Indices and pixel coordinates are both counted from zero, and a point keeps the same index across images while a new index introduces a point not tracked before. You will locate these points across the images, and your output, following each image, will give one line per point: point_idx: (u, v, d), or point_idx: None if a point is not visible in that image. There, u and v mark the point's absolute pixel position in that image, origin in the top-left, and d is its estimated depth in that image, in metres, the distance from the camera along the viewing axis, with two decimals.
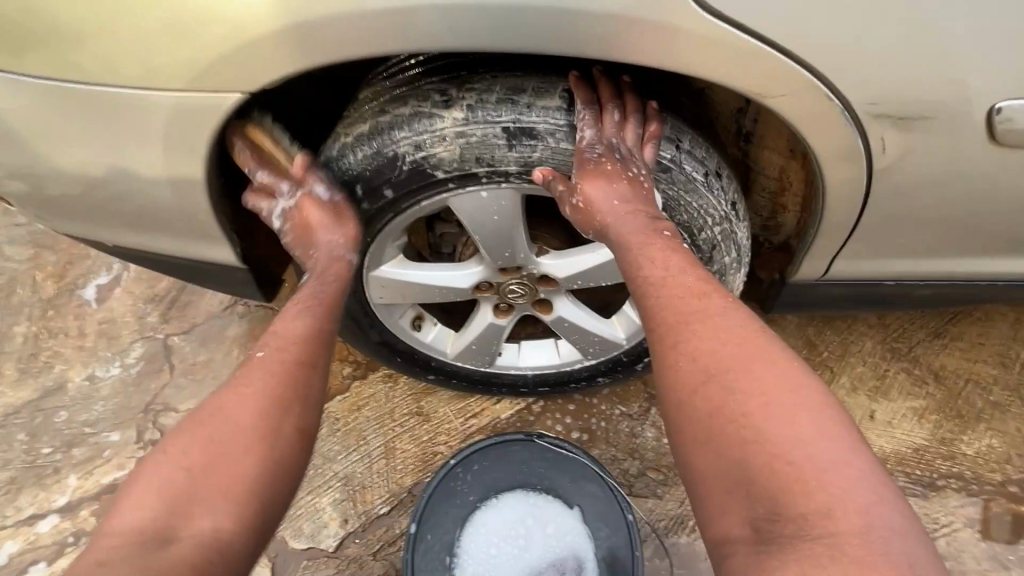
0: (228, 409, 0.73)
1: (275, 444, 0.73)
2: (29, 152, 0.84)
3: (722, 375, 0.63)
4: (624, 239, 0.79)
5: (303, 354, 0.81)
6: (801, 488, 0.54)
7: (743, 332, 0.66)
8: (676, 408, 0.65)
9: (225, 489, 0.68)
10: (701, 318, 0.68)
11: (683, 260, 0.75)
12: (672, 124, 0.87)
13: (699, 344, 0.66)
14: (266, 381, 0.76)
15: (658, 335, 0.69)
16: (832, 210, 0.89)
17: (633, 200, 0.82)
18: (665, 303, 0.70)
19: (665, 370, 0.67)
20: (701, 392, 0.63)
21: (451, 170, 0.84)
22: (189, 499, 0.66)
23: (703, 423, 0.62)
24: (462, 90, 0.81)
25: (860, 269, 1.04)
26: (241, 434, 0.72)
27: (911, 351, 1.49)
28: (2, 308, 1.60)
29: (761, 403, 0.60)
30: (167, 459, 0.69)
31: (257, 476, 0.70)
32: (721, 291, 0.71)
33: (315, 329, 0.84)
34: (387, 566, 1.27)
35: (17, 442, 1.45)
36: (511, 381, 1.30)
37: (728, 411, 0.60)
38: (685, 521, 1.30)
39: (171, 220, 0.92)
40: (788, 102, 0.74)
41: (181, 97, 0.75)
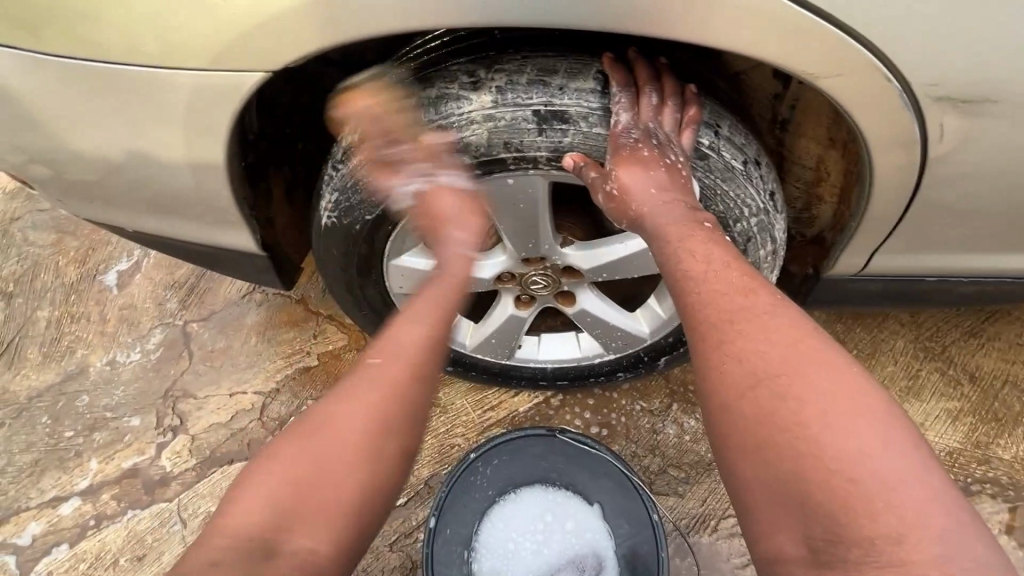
0: (340, 421, 0.69)
1: (379, 467, 0.68)
2: (50, 134, 0.83)
3: (771, 380, 0.59)
4: (661, 232, 0.75)
5: (415, 368, 0.73)
6: (862, 507, 0.51)
7: (794, 332, 0.62)
8: (720, 413, 0.62)
9: (332, 506, 0.66)
10: (745, 316, 0.64)
11: (724, 255, 0.71)
12: (710, 108, 0.83)
13: (741, 344, 0.63)
14: (376, 400, 0.70)
15: (698, 334, 0.66)
16: (875, 203, 0.85)
17: (672, 189, 0.78)
18: (708, 300, 0.67)
19: (708, 372, 0.64)
20: (748, 398, 0.60)
21: (476, 156, 0.81)
22: (291, 512, 0.65)
23: (751, 432, 0.59)
24: (491, 71, 0.78)
25: (900, 264, 1.00)
26: (350, 449, 0.68)
27: (945, 350, 1.44)
28: (26, 293, 1.61)
29: (815, 411, 0.56)
30: (281, 464, 0.67)
31: (362, 493, 0.67)
32: (767, 288, 0.67)
33: (432, 347, 0.75)
34: (403, 557, 1.26)
35: (40, 425, 1.46)
36: (531, 374, 1.27)
37: (779, 418, 0.57)
38: (707, 520, 1.27)
39: (191, 205, 0.91)
40: (840, 83, 0.70)
41: (201, 77, 0.73)
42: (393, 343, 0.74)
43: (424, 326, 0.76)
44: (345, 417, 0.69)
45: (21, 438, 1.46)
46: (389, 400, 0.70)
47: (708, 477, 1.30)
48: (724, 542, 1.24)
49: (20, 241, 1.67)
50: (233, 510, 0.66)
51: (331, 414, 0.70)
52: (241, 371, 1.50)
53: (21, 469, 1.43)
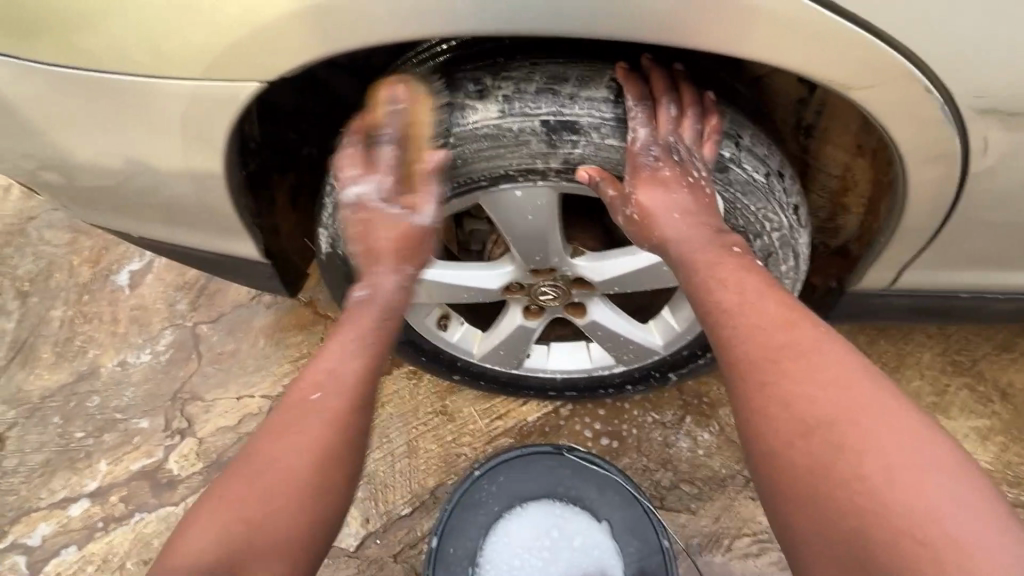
0: (281, 462, 0.64)
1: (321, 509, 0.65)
2: (54, 143, 0.82)
3: (824, 427, 0.55)
4: (686, 257, 0.72)
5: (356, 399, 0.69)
6: (936, 574, 0.46)
7: (846, 372, 0.57)
8: (768, 460, 0.58)
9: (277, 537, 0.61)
10: (790, 355, 0.60)
11: (761, 285, 0.66)
12: (731, 117, 0.78)
13: (787, 386, 0.58)
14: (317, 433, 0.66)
15: (739, 374, 0.62)
16: (908, 218, 0.80)
17: (695, 210, 0.74)
18: (748, 338, 0.62)
19: (752, 415, 0.60)
20: (799, 447, 0.56)
21: (484, 168, 0.79)
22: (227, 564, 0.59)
23: (806, 485, 0.55)
24: (498, 79, 0.74)
25: (931, 279, 0.94)
26: (295, 487, 0.64)
27: (975, 366, 1.37)
28: (40, 292, 1.62)
29: (876, 462, 0.52)
30: (217, 513, 0.62)
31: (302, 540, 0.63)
32: (810, 318, 0.63)
33: (370, 374, 0.71)
34: (408, 568, 1.24)
35: (52, 426, 1.47)
36: (540, 384, 1.24)
37: (835, 470, 0.53)
38: (720, 538, 1.22)
39: (192, 213, 0.89)
40: (875, 95, 0.65)
41: (198, 86, 0.70)
42: (329, 376, 0.69)
43: (362, 354, 0.71)
44: (287, 456, 0.65)
45: (33, 437, 1.47)
46: (332, 436, 0.66)
47: (722, 494, 1.26)
48: (737, 562, 1.20)
49: (35, 240, 1.69)
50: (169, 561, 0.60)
51: (266, 459, 0.64)
52: (249, 375, 1.49)
53: (32, 469, 1.44)
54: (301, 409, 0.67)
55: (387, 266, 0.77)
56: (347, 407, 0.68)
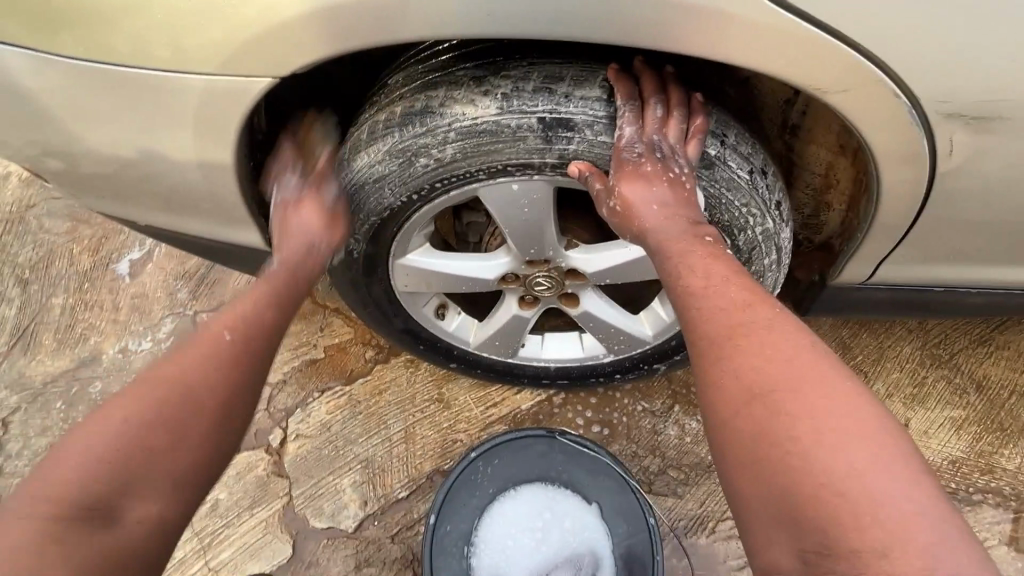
0: (190, 387, 0.67)
1: (222, 433, 0.68)
2: (68, 133, 0.85)
3: (766, 395, 0.58)
4: (663, 246, 0.75)
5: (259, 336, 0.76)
6: (853, 523, 0.50)
7: (789, 348, 0.61)
8: (719, 428, 0.61)
9: (181, 459, 0.64)
10: (746, 331, 0.63)
11: (727, 271, 0.70)
12: (717, 117, 0.82)
13: (738, 360, 0.61)
14: (222, 359, 0.71)
15: (699, 349, 0.65)
16: (882, 215, 0.85)
17: (674, 205, 0.78)
18: (708, 319, 0.66)
19: (706, 385, 0.63)
20: (744, 415, 0.59)
21: (481, 163, 0.82)
22: (119, 478, 0.61)
23: (746, 449, 0.58)
24: (497, 77, 0.78)
25: (907, 274, 0.99)
26: (196, 407, 0.67)
27: (952, 359, 1.42)
28: (40, 280, 1.64)
29: (809, 426, 0.55)
30: (109, 431, 0.62)
31: (203, 462, 0.66)
32: (767, 301, 0.66)
33: (281, 320, 0.80)
34: (404, 549, 1.28)
35: (55, 411, 1.50)
36: (533, 373, 1.28)
37: (772, 434, 0.56)
38: (705, 521, 1.27)
39: (199, 203, 0.92)
40: (851, 98, 0.70)
41: (208, 81, 0.74)
42: (242, 314, 0.77)
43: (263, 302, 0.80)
44: (194, 386, 0.68)
45: (36, 421, 1.49)
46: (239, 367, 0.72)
47: (708, 479, 1.31)
48: (721, 544, 1.25)
49: (35, 228, 1.71)
50: (51, 477, 0.59)
51: (170, 381, 0.67)
52: None
53: (36, 453, 1.46)
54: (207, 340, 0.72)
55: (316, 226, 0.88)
56: (256, 342, 0.75)
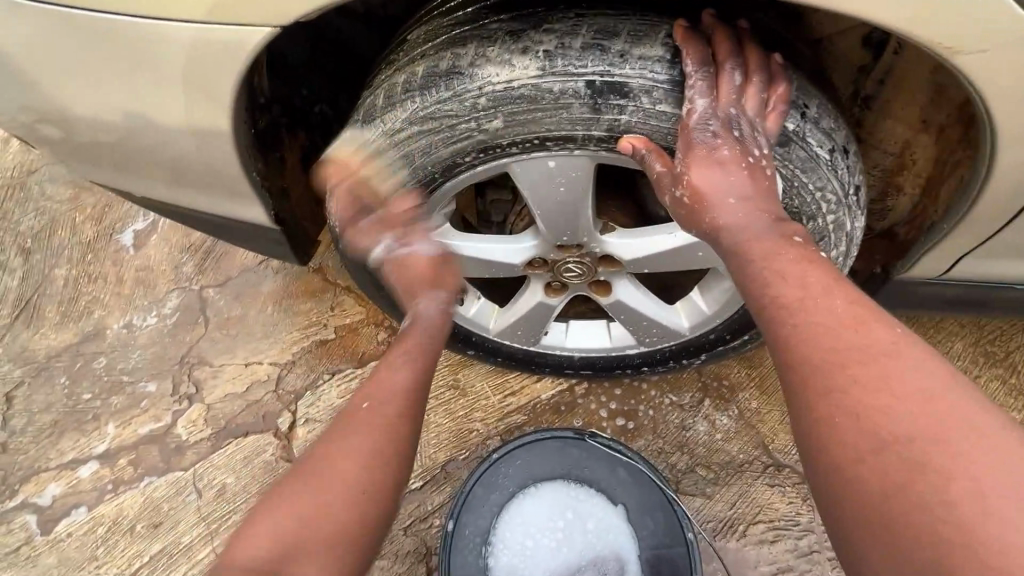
0: (340, 475, 0.62)
1: (377, 504, 0.63)
2: (49, 91, 0.75)
3: (898, 442, 0.48)
4: (743, 249, 0.63)
5: (409, 405, 0.69)
6: None
7: (924, 383, 0.50)
8: (833, 477, 0.51)
9: (343, 532, 0.60)
10: (859, 357, 0.53)
11: (827, 278, 0.59)
12: (797, 84, 0.70)
13: (853, 396, 0.51)
14: (372, 428, 0.66)
15: (798, 378, 0.55)
16: (984, 201, 0.73)
17: (754, 197, 0.66)
18: (809, 340, 0.55)
19: (812, 424, 0.53)
20: (868, 464, 0.48)
21: (517, 135, 0.71)
22: (287, 552, 0.58)
23: (875, 508, 0.47)
24: (539, 33, 0.67)
25: (987, 268, 0.88)
26: (350, 483, 0.62)
27: (1008, 357, 1.31)
28: (42, 250, 1.58)
29: (963, 486, 0.44)
30: (277, 509, 0.60)
31: (362, 532, 0.62)
32: (883, 319, 0.55)
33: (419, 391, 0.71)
34: (418, 543, 1.22)
35: (58, 386, 1.44)
36: (556, 362, 1.19)
37: (914, 493, 0.45)
38: (736, 524, 1.20)
39: (197, 175, 0.83)
40: (983, 61, 0.58)
41: (199, 31, 0.63)
42: (388, 383, 0.70)
43: (409, 362, 0.73)
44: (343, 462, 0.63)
45: (40, 397, 1.44)
46: (389, 434, 0.66)
47: (739, 479, 1.23)
48: (752, 549, 1.18)
49: (37, 195, 1.63)
50: (232, 562, 0.57)
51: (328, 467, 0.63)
52: (257, 341, 1.45)
53: (41, 429, 1.41)
54: (356, 413, 0.67)
55: (421, 293, 0.79)
56: (405, 409, 0.68)
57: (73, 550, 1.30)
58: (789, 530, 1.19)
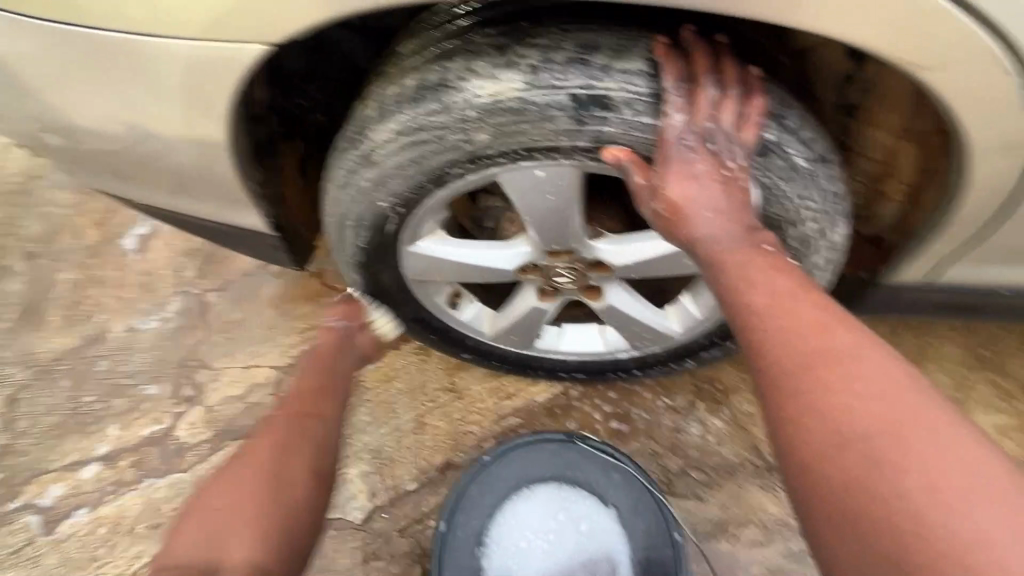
0: (243, 474, 0.86)
1: (287, 487, 0.85)
2: (52, 103, 0.77)
3: (858, 440, 0.49)
4: (716, 258, 0.66)
5: (307, 408, 0.95)
6: None
7: (886, 383, 0.51)
8: (799, 473, 0.53)
9: (250, 521, 0.80)
10: (824, 359, 0.54)
11: (793, 286, 0.61)
12: (778, 95, 0.71)
13: (818, 396, 0.53)
14: (285, 430, 0.92)
15: (768, 382, 0.57)
16: (964, 209, 0.75)
17: (730, 209, 0.68)
18: (779, 345, 0.57)
19: (781, 425, 0.55)
20: (830, 460, 0.50)
21: (504, 147, 0.73)
22: (215, 536, 0.78)
23: (841, 504, 0.49)
24: (525, 47, 0.69)
25: (972, 274, 0.89)
26: (259, 470, 0.86)
27: (1000, 361, 1.32)
28: (47, 254, 1.60)
29: (919, 480, 0.46)
30: (214, 500, 0.83)
31: (281, 510, 0.83)
32: (850, 323, 0.57)
33: (324, 390, 0.99)
34: (414, 543, 1.24)
35: (61, 389, 1.47)
36: (550, 365, 1.21)
37: (872, 488, 0.47)
38: (727, 526, 1.21)
39: (196, 183, 0.85)
40: (957, 77, 0.60)
41: (194, 47, 0.65)
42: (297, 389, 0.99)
43: (311, 375, 1.01)
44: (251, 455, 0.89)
45: (43, 399, 1.46)
46: (293, 426, 0.92)
47: (731, 482, 1.24)
48: (743, 551, 1.20)
49: (42, 200, 1.66)
50: (176, 548, 0.79)
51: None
52: (256, 344, 1.47)
53: (44, 431, 1.43)
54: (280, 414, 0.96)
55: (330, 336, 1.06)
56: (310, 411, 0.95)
57: (74, 551, 1.32)
58: (779, 533, 1.21)
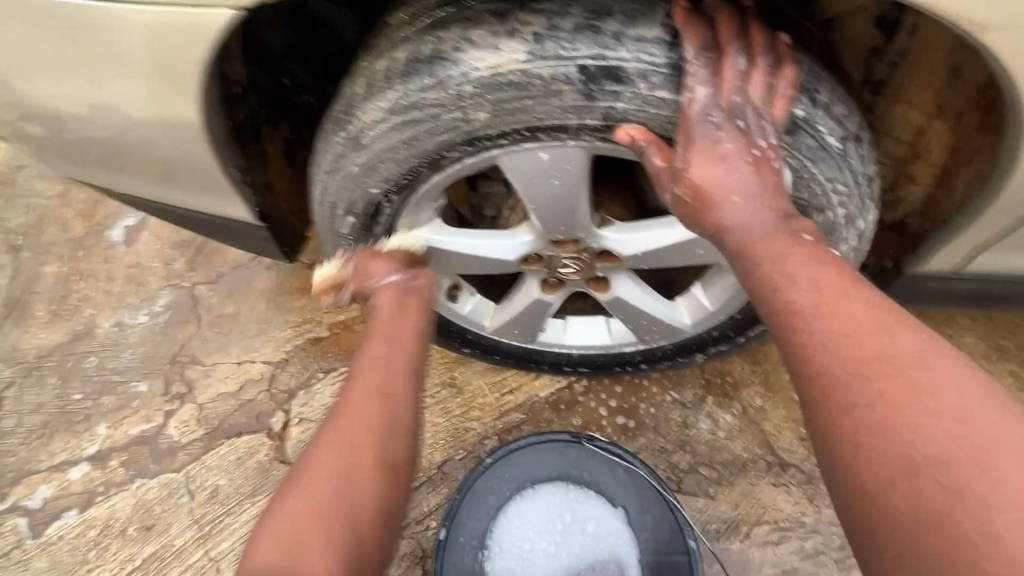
0: (325, 466, 0.63)
1: (367, 482, 0.63)
2: (17, 85, 0.72)
3: (932, 466, 0.44)
4: (746, 249, 0.60)
5: (390, 384, 0.70)
6: None
7: (960, 400, 0.46)
8: (860, 499, 0.47)
9: (352, 523, 0.61)
10: (886, 370, 0.49)
11: (842, 281, 0.55)
12: (807, 66, 0.65)
13: (880, 411, 0.47)
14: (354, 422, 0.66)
15: (818, 392, 0.51)
16: (1007, 192, 0.69)
17: (761, 194, 0.61)
18: (834, 351, 0.51)
19: (835, 441, 0.49)
20: (900, 488, 0.45)
21: (505, 125, 0.67)
22: (303, 537, 0.58)
23: (916, 540, 0.43)
24: (528, 14, 0.63)
25: (1006, 262, 0.84)
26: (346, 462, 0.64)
27: (1021, 352, 1.27)
28: (31, 247, 1.54)
29: (1007, 516, 0.41)
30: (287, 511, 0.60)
31: (352, 515, 0.61)
32: (910, 326, 0.51)
33: (391, 370, 0.71)
34: (414, 545, 1.19)
35: (49, 387, 1.42)
36: (554, 359, 1.16)
37: (952, 521, 0.42)
38: (739, 525, 1.17)
39: (174, 169, 0.79)
40: (1012, 40, 0.54)
41: (160, 15, 0.59)
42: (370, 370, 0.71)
43: (382, 339, 0.74)
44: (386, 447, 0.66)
45: (30, 397, 1.41)
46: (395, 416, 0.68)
47: (743, 479, 1.20)
48: (755, 551, 1.15)
49: (26, 191, 1.60)
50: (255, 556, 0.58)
51: (320, 474, 0.63)
52: (249, 339, 1.42)
53: (31, 431, 1.38)
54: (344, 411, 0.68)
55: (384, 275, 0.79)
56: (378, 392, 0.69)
57: (64, 553, 1.28)
58: (793, 532, 1.16)
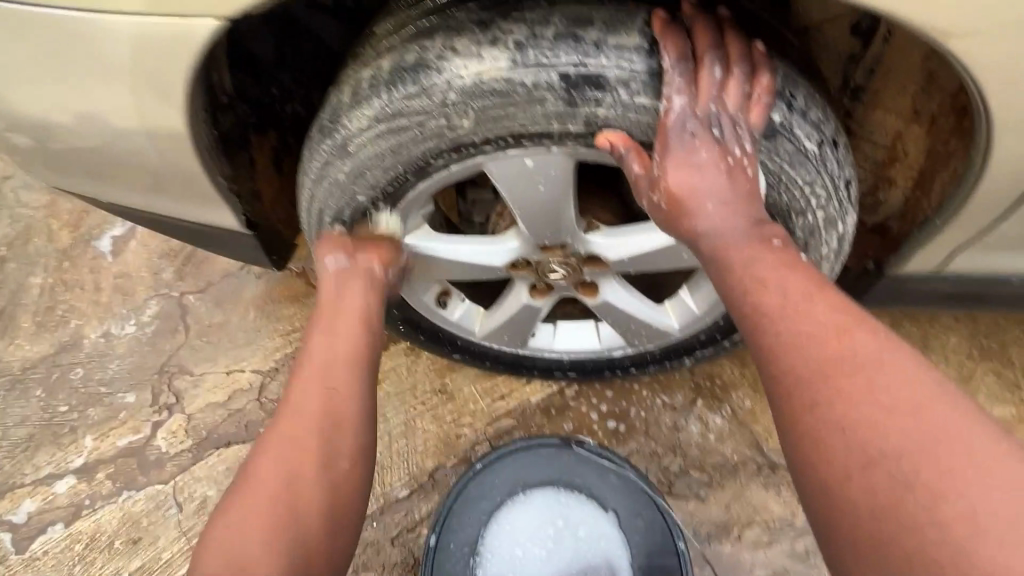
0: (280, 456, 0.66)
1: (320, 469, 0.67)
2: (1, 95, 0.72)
3: (887, 460, 0.45)
4: (721, 254, 0.61)
5: (339, 373, 0.74)
6: None
7: (915, 396, 0.47)
8: (822, 494, 0.48)
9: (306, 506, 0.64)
10: (845, 369, 0.50)
11: (799, 282, 0.56)
12: (784, 73, 0.67)
13: (841, 408, 0.48)
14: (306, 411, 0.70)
15: (781, 391, 0.52)
16: (980, 193, 0.71)
17: (734, 200, 0.63)
18: (794, 351, 0.52)
19: (800, 439, 0.50)
20: (856, 482, 0.46)
21: (488, 132, 0.68)
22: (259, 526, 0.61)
23: (870, 533, 0.45)
24: (510, 23, 0.64)
25: (983, 262, 0.85)
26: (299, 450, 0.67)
27: (1004, 351, 1.29)
28: (17, 257, 1.53)
29: (955, 506, 0.42)
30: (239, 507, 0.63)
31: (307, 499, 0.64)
32: (870, 325, 0.52)
33: (343, 360, 0.75)
34: (405, 553, 1.19)
35: (34, 399, 1.40)
36: (544, 365, 1.16)
37: (904, 513, 0.43)
38: (731, 527, 1.17)
39: (160, 178, 0.79)
40: (979, 46, 0.56)
41: (143, 25, 0.60)
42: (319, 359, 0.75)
43: (329, 331, 0.78)
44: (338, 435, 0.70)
45: (15, 410, 1.39)
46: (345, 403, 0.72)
47: (733, 481, 1.21)
48: (747, 553, 1.16)
49: (12, 202, 1.59)
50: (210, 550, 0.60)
51: (271, 467, 0.66)
52: (238, 348, 1.41)
53: (15, 444, 1.36)
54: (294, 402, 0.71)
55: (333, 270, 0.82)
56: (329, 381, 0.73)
57: (49, 569, 1.26)
58: (784, 533, 1.17)
